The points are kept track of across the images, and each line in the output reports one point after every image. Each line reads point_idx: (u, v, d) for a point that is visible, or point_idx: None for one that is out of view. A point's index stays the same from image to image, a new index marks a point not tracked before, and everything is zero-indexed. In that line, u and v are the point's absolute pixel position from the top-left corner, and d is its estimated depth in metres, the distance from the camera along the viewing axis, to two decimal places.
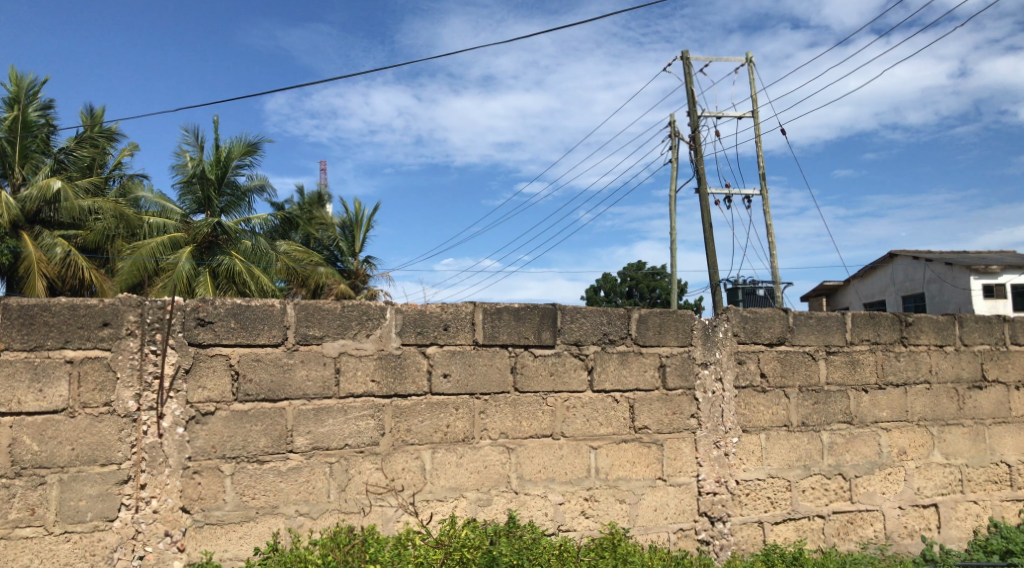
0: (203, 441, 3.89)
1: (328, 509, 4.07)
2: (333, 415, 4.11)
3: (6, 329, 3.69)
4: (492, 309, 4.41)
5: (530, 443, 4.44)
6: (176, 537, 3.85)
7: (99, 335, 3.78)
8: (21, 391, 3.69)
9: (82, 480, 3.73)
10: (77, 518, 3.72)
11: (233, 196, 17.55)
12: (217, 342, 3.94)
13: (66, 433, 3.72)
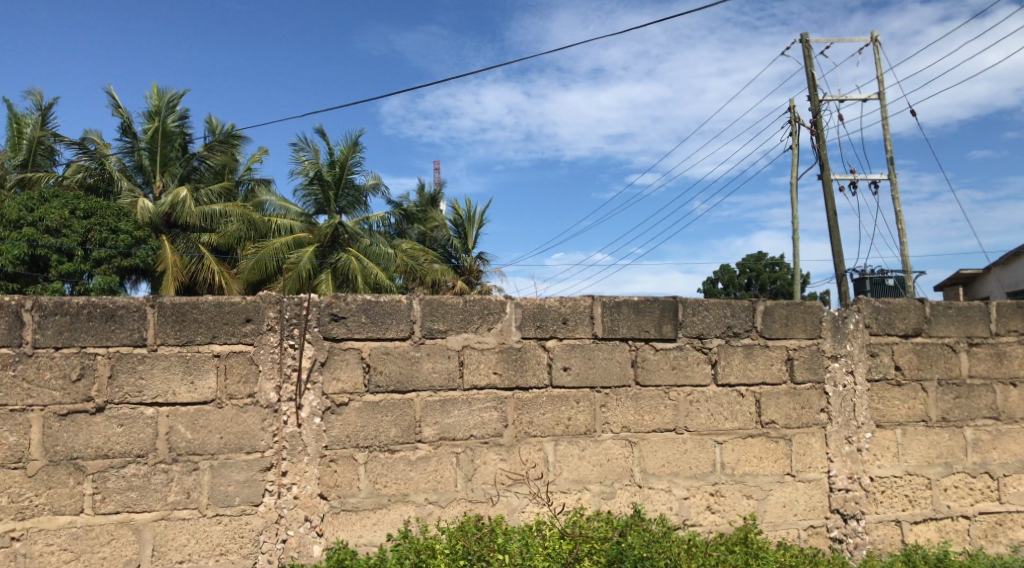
0: (339, 431, 4.07)
1: (456, 498, 4.19)
2: (458, 406, 4.22)
3: (161, 325, 3.90)
4: (612, 302, 4.42)
5: (652, 438, 4.43)
6: (315, 522, 4.03)
7: (243, 331, 3.99)
8: (175, 383, 3.90)
9: (230, 466, 3.94)
10: (226, 502, 3.93)
11: (351, 196, 18.18)
12: (349, 336, 4.11)
13: (216, 422, 3.94)
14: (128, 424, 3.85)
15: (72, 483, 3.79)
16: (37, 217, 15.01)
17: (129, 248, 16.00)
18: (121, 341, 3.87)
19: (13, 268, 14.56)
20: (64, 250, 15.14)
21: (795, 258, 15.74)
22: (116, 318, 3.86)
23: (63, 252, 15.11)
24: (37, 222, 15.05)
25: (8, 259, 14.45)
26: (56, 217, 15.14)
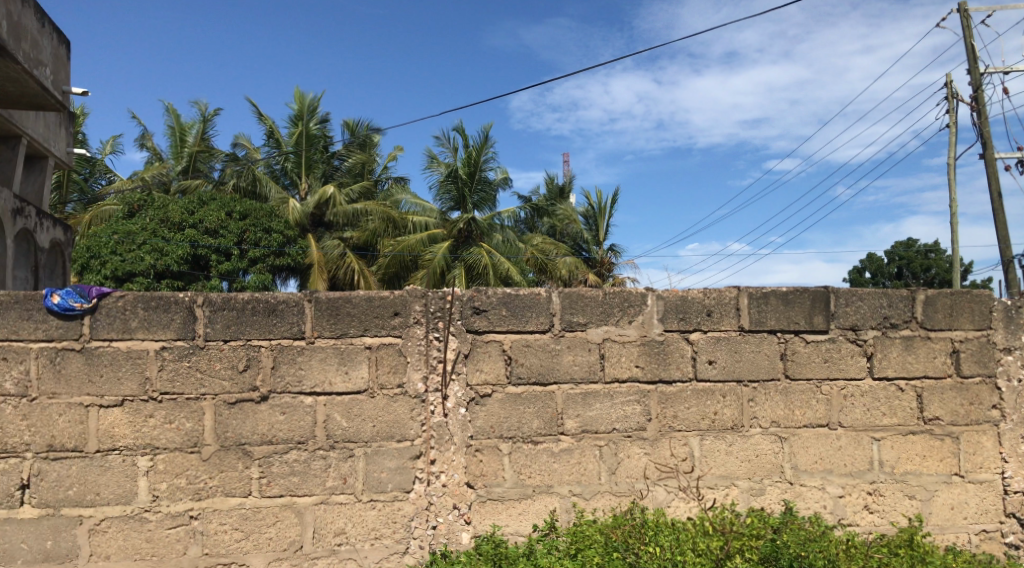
0: (483, 421, 4.15)
1: (601, 491, 4.19)
2: (600, 399, 4.21)
3: (317, 319, 4.07)
4: (758, 293, 4.29)
5: (803, 433, 4.28)
6: (463, 510, 4.12)
7: (391, 324, 4.12)
8: (331, 373, 4.07)
9: (383, 454, 4.08)
10: (380, 488, 4.07)
11: (485, 192, 18.45)
12: (491, 329, 4.18)
13: (369, 411, 4.08)
14: (290, 412, 4.03)
15: (241, 467, 3.99)
16: (197, 220, 16.08)
17: (281, 247, 16.86)
18: (282, 334, 4.05)
19: (178, 268, 15.52)
20: (222, 250, 16.13)
21: (954, 245, 14.82)
22: (277, 313, 4.05)
23: (220, 252, 16.09)
24: (198, 224, 16.08)
25: (174, 258, 15.46)
26: (215, 219, 16.16)
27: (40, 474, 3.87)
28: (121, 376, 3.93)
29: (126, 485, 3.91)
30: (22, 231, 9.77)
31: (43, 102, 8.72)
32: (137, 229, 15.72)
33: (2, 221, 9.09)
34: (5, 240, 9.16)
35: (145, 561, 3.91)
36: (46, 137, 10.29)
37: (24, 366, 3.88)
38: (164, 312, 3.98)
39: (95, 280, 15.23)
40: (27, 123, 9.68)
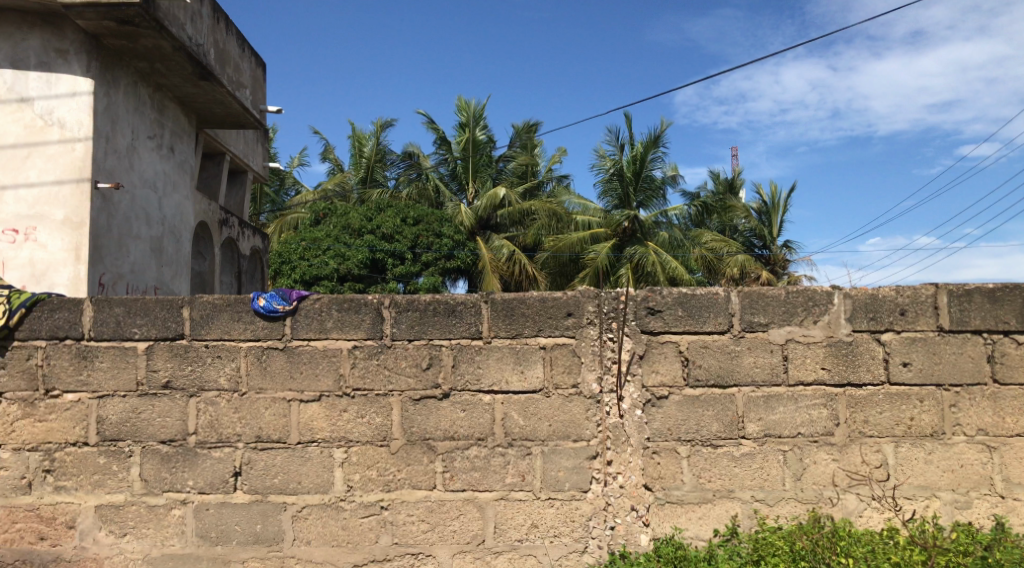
0: (660, 423, 4.11)
1: (785, 497, 4.05)
2: (784, 402, 4.07)
3: (494, 319, 4.18)
4: (959, 291, 4.02)
5: (1017, 443, 4.01)
6: (641, 512, 4.10)
7: (565, 324, 4.16)
8: (507, 372, 4.16)
9: (560, 452, 4.13)
10: (558, 487, 4.12)
11: (650, 190, 18.36)
12: (667, 330, 4.13)
13: (545, 410, 4.14)
14: (469, 409, 4.16)
15: (426, 460, 4.16)
16: (375, 226, 16.85)
17: (452, 250, 17.32)
18: (461, 334, 4.19)
19: (358, 271, 16.36)
20: (397, 253, 16.74)
21: None
22: (456, 313, 4.19)
23: (395, 255, 16.71)
24: (376, 230, 16.92)
25: (354, 262, 16.29)
26: (391, 225, 16.86)
27: (249, 463, 4.19)
28: (318, 373, 4.20)
29: (324, 475, 4.17)
30: (227, 240, 10.65)
31: (244, 122, 9.46)
32: (322, 236, 16.86)
33: (211, 231, 9.93)
34: (213, 248, 10.01)
35: (342, 547, 4.15)
36: (246, 154, 11.17)
37: (235, 363, 4.22)
38: (355, 313, 4.21)
39: (286, 284, 16.49)
40: (230, 140, 10.53)
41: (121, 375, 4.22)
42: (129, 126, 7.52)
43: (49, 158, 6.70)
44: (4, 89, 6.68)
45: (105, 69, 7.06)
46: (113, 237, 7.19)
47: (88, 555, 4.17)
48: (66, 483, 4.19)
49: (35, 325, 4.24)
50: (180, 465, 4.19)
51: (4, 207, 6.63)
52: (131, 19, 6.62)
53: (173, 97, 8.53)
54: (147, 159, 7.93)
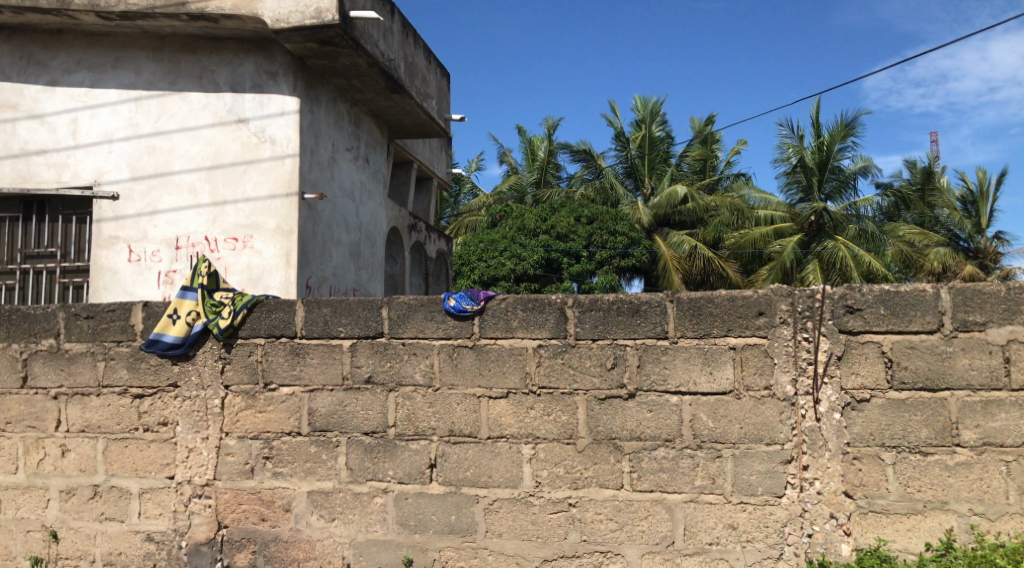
0: (862, 428, 3.92)
1: (1008, 512, 3.78)
2: (1006, 409, 3.81)
3: (680, 319, 4.13)
4: None
5: None
6: (842, 520, 3.92)
7: (756, 323, 4.05)
8: (696, 373, 4.10)
9: (752, 456, 4.03)
10: (750, 491, 4.02)
11: (838, 180, 17.50)
12: (868, 329, 3.94)
13: (735, 412, 4.06)
14: (656, 410, 4.14)
15: (613, 460, 4.18)
16: (550, 226, 17.06)
17: (626, 248, 17.11)
18: (647, 334, 4.17)
19: (534, 271, 16.64)
20: (573, 252, 16.86)
21: None
22: (641, 313, 4.18)
23: (571, 255, 16.85)
24: (551, 230, 17.14)
25: (530, 263, 16.58)
26: (565, 224, 16.99)
27: (444, 455, 4.37)
28: (506, 371, 4.32)
29: (514, 470, 4.29)
30: (415, 244, 11.14)
31: (431, 130, 9.87)
32: (498, 237, 17.25)
33: (402, 235, 10.46)
34: (403, 251, 10.51)
35: (532, 541, 4.24)
36: (431, 161, 11.65)
37: (429, 360, 4.42)
38: (540, 312, 4.30)
39: (466, 285, 17.09)
40: (418, 149, 11.03)
41: (329, 370, 4.53)
42: (330, 140, 8.05)
43: (263, 172, 7.29)
44: (225, 111, 7.34)
45: (309, 88, 7.59)
46: (317, 243, 7.71)
47: (301, 537, 4.50)
48: (282, 469, 4.55)
49: (255, 324, 4.63)
50: (382, 456, 4.44)
51: (225, 218, 7.27)
52: (331, 39, 7.07)
53: (367, 111, 9.05)
54: (346, 169, 8.45)
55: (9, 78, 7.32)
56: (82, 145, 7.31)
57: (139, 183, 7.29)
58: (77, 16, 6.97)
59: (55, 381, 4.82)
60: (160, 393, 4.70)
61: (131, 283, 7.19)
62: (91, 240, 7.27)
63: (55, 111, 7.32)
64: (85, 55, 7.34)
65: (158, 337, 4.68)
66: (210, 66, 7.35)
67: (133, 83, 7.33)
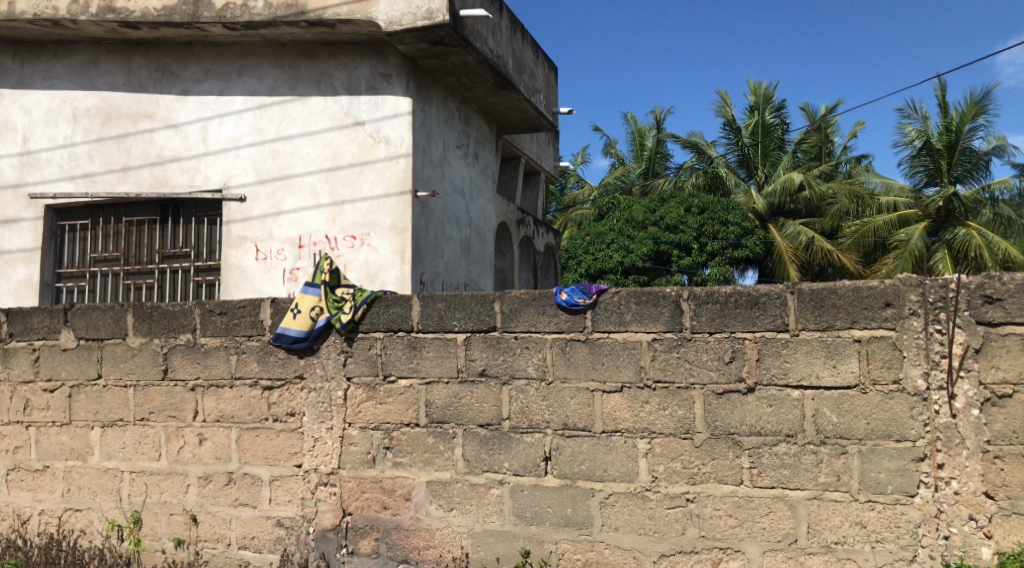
0: (1003, 425, 3.72)
1: None
2: None
3: (801, 311, 4.02)
4: None
5: None
6: (982, 522, 3.74)
7: (883, 315, 3.90)
8: (819, 366, 3.99)
9: (881, 453, 3.89)
10: (880, 489, 3.88)
11: (970, 162, 16.57)
12: (1009, 321, 3.74)
13: (862, 407, 3.92)
14: (777, 404, 4.05)
15: (732, 455, 4.11)
16: (659, 217, 16.76)
17: (739, 239, 16.79)
18: (766, 327, 4.08)
19: (643, 264, 16.41)
20: (683, 244, 16.63)
21: None
22: (760, 305, 4.09)
23: (682, 246, 16.62)
24: (660, 221, 16.89)
25: (638, 255, 16.40)
26: (675, 215, 16.68)
27: (559, 448, 4.40)
28: (619, 365, 4.31)
29: (630, 464, 4.27)
30: (524, 238, 11.22)
31: (540, 125, 9.92)
32: (606, 230, 17.10)
33: (510, 230, 10.55)
34: (512, 246, 10.61)
35: (650, 536, 4.22)
36: (539, 154, 11.69)
37: (542, 354, 4.45)
38: (654, 306, 4.26)
39: (575, 278, 17.08)
40: (526, 144, 11.09)
41: (445, 363, 4.62)
42: (442, 138, 8.21)
43: (379, 172, 7.49)
44: (342, 114, 7.57)
45: (421, 88, 7.75)
46: (430, 239, 7.88)
47: (422, 526, 4.61)
48: (402, 459, 4.67)
49: (374, 319, 4.77)
50: (498, 448, 4.50)
51: (344, 217, 7.51)
52: (443, 39, 7.19)
53: (477, 108, 9.17)
54: (456, 166, 8.58)
55: (147, 89, 7.77)
56: (213, 151, 7.68)
57: (264, 185, 7.61)
58: (205, 28, 7.34)
59: (192, 373, 5.10)
60: (287, 385, 4.91)
61: (258, 280, 7.52)
62: (222, 240, 7.65)
63: (188, 119, 7.73)
64: (214, 65, 7.72)
65: (283, 332, 4.86)
66: (327, 70, 7.60)
67: (257, 89, 7.66)
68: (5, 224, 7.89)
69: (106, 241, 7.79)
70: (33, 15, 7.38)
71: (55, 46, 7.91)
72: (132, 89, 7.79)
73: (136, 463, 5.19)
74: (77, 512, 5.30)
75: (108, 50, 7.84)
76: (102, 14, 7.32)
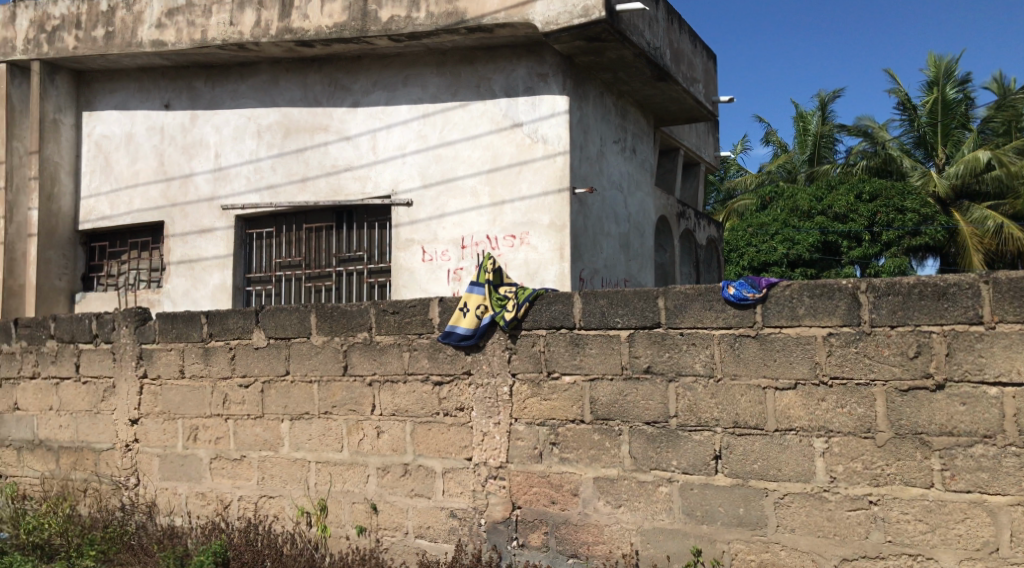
0: None
1: None
2: None
3: (997, 302, 3.74)
4: None
5: None
6: None
7: None
8: (1020, 362, 3.70)
9: None
10: None
11: None
12: None
13: None
14: (971, 402, 3.79)
15: (920, 457, 3.88)
16: (827, 205, 16.15)
17: (918, 225, 15.67)
18: (957, 319, 3.82)
19: (810, 255, 15.78)
20: (853, 234, 15.84)
21: None
22: (949, 296, 3.84)
23: (852, 237, 15.84)
24: (828, 210, 16.17)
25: (804, 246, 15.79)
26: (844, 203, 15.98)
27: (729, 447, 4.31)
28: (793, 361, 4.17)
29: (806, 464, 4.12)
30: (685, 232, 11.04)
31: (699, 115, 9.71)
32: (769, 221, 16.64)
33: (671, 224, 10.40)
34: (673, 241, 10.45)
35: (830, 539, 4.05)
36: (699, 146, 11.47)
37: (710, 351, 4.37)
38: (829, 299, 4.09)
39: (737, 272, 16.65)
40: (685, 135, 10.90)
41: (609, 359, 4.62)
42: (599, 134, 8.20)
43: (537, 171, 7.58)
44: (501, 116, 7.71)
45: (578, 86, 7.77)
46: (589, 236, 7.89)
47: (590, 522, 4.64)
48: (569, 455, 4.72)
49: (537, 316, 4.83)
50: (666, 446, 4.46)
51: (504, 217, 7.65)
52: (599, 35, 7.18)
53: (634, 102, 9.11)
54: (614, 162, 8.55)
55: (321, 103, 8.23)
56: (381, 159, 8.03)
57: (429, 190, 7.88)
58: (372, 42, 7.68)
59: (370, 369, 5.35)
60: (456, 381, 5.06)
61: (425, 280, 7.80)
62: (391, 243, 7.98)
63: (358, 130, 8.11)
64: (381, 76, 8.06)
65: (452, 329, 5.02)
66: (486, 74, 7.76)
67: (421, 97, 7.94)
68: (201, 234, 8.56)
69: (288, 247, 8.32)
70: (222, 40, 7.99)
71: (240, 67, 8.50)
72: (308, 104, 8.27)
73: (321, 454, 5.51)
74: (271, 498, 5.68)
75: (287, 68, 8.35)
76: (281, 35, 7.80)
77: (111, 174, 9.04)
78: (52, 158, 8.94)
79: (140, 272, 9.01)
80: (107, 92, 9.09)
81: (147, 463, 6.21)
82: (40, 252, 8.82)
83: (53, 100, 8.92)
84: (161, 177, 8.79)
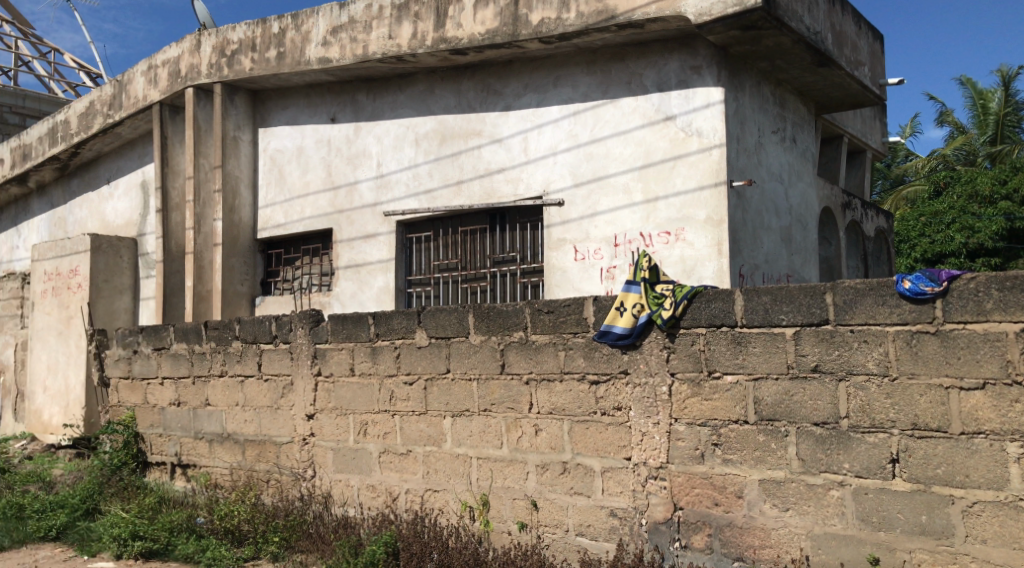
0: None
1: None
2: None
3: None
4: None
5: None
6: None
7: None
8: None
9: None
10: None
11: None
12: None
13: None
14: None
15: None
16: (1012, 189, 14.98)
17: None
18: None
19: (992, 243, 14.64)
20: None
21: None
22: None
23: None
24: (1013, 194, 14.97)
25: (987, 234, 14.66)
26: None
27: (908, 450, 4.07)
28: (980, 359, 3.89)
29: (998, 470, 3.84)
30: (851, 223, 10.50)
31: (865, 99, 9.23)
32: (945, 208, 15.61)
33: (835, 216, 9.94)
34: (839, 234, 10.01)
35: None
36: (864, 132, 10.90)
37: (884, 348, 4.14)
38: (1021, 292, 3.79)
39: (908, 263, 15.64)
40: (849, 121, 10.39)
41: (774, 359, 4.47)
42: (756, 124, 7.94)
43: (692, 165, 7.43)
44: (653, 112, 7.62)
45: (733, 76, 7.57)
46: (748, 230, 7.66)
47: (757, 525, 4.50)
48: (732, 457, 4.60)
49: (695, 314, 4.74)
50: (837, 448, 4.27)
51: (658, 213, 7.54)
52: (755, 23, 6.96)
53: (793, 90, 8.77)
54: (773, 152, 8.26)
55: (475, 108, 8.41)
56: (533, 159, 8.11)
57: (581, 189, 7.89)
58: (524, 45, 7.77)
59: (527, 368, 5.42)
60: (613, 380, 5.05)
61: (579, 279, 7.81)
62: (545, 243, 8.04)
63: (511, 133, 8.23)
64: (532, 79, 8.15)
65: (608, 329, 5.00)
66: (638, 70, 7.69)
67: (572, 97, 7.97)
68: (367, 239, 8.93)
69: (446, 250, 8.55)
70: (382, 53, 8.32)
71: (399, 78, 8.82)
72: (463, 110, 8.48)
73: (482, 450, 5.63)
74: (436, 492, 5.86)
75: (442, 76, 8.59)
76: (436, 45, 8.04)
77: (284, 186, 9.59)
78: (233, 173, 9.60)
79: (312, 277, 9.51)
80: (279, 109, 9.66)
81: (322, 455, 6.54)
82: (225, 260, 9.49)
83: (233, 119, 9.58)
84: (328, 186, 9.25)
